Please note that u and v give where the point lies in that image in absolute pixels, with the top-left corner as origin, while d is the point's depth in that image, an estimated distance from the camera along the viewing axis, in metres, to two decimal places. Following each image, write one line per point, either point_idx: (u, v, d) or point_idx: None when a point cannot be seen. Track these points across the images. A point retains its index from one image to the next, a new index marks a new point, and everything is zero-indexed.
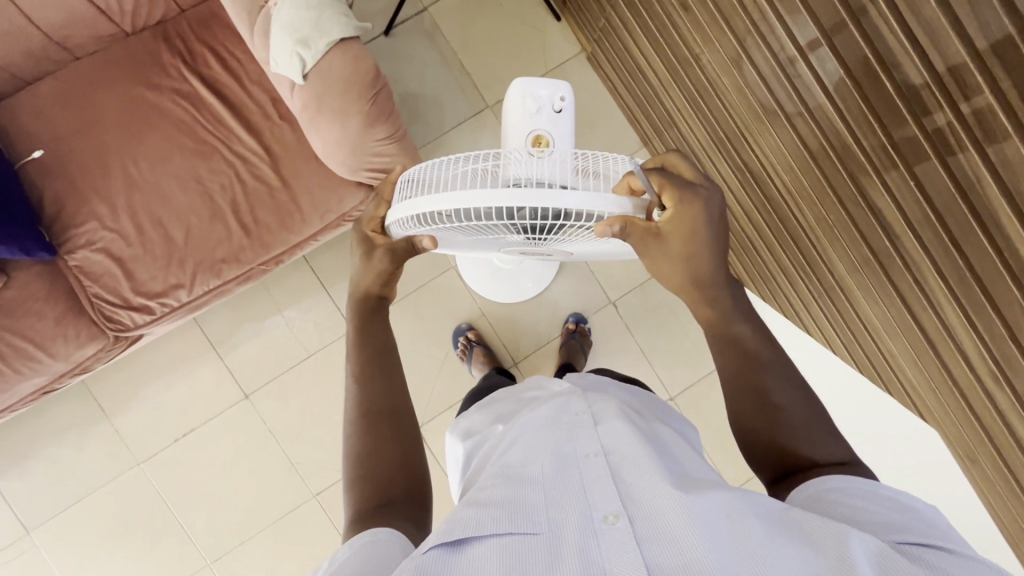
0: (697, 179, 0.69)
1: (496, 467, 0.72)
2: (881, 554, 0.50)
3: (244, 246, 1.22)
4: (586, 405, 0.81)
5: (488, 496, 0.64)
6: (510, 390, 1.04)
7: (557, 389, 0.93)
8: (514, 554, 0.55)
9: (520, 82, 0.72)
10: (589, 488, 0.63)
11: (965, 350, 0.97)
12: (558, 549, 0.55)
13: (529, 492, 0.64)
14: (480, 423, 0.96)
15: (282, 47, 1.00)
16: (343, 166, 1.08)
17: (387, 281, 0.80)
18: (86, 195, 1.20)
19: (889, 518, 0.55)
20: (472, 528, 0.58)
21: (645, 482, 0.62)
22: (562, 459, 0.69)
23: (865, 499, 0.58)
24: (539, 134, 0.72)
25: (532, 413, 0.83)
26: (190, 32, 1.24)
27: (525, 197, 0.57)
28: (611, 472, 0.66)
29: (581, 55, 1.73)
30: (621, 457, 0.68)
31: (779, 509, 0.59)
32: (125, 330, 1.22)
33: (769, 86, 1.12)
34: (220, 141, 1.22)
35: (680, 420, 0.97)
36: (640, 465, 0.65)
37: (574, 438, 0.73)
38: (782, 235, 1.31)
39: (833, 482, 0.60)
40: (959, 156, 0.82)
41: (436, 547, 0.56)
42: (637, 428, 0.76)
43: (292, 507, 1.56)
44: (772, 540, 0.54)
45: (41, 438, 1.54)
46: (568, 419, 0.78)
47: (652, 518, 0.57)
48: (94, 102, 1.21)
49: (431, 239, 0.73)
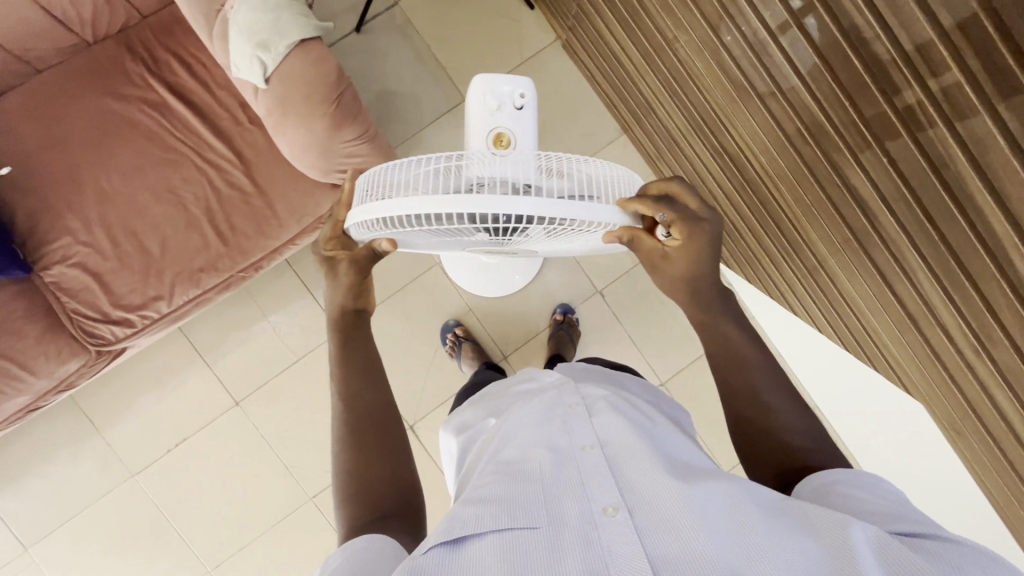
0: (699, 209, 0.72)
1: (490, 461, 0.73)
2: (883, 539, 0.52)
3: (221, 254, 1.21)
4: (580, 396, 0.81)
5: (483, 494, 0.64)
6: (501, 384, 1.03)
7: (548, 378, 0.92)
8: (514, 553, 0.56)
9: (481, 80, 0.70)
10: (589, 482, 0.64)
11: (945, 324, 0.97)
12: (558, 545, 0.56)
13: (525, 487, 0.64)
14: (471, 418, 0.95)
15: (241, 52, 0.99)
16: (314, 169, 1.07)
17: (357, 294, 0.79)
18: (58, 210, 1.19)
19: (891, 511, 0.57)
20: (469, 525, 0.58)
21: (645, 475, 0.64)
22: (558, 454, 0.70)
23: (867, 490, 0.60)
24: (500, 133, 0.70)
25: (527, 404, 0.83)
26: (153, 39, 1.22)
27: (485, 202, 0.57)
28: (609, 465, 0.66)
29: (556, 43, 1.71)
30: (618, 449, 0.69)
31: (780, 501, 0.61)
32: (106, 344, 1.21)
33: (741, 69, 1.10)
34: (191, 149, 1.20)
35: (670, 406, 0.96)
36: (639, 459, 0.66)
37: (568, 430, 0.74)
38: (763, 217, 1.30)
39: (835, 476, 0.63)
40: (930, 132, 0.81)
41: (438, 546, 0.57)
42: (631, 418, 0.77)
43: (290, 511, 1.57)
44: (773, 530, 0.56)
45: (33, 455, 1.54)
46: (561, 411, 0.78)
47: (654, 513, 0.59)
48: (60, 115, 1.19)
49: (391, 242, 0.71)
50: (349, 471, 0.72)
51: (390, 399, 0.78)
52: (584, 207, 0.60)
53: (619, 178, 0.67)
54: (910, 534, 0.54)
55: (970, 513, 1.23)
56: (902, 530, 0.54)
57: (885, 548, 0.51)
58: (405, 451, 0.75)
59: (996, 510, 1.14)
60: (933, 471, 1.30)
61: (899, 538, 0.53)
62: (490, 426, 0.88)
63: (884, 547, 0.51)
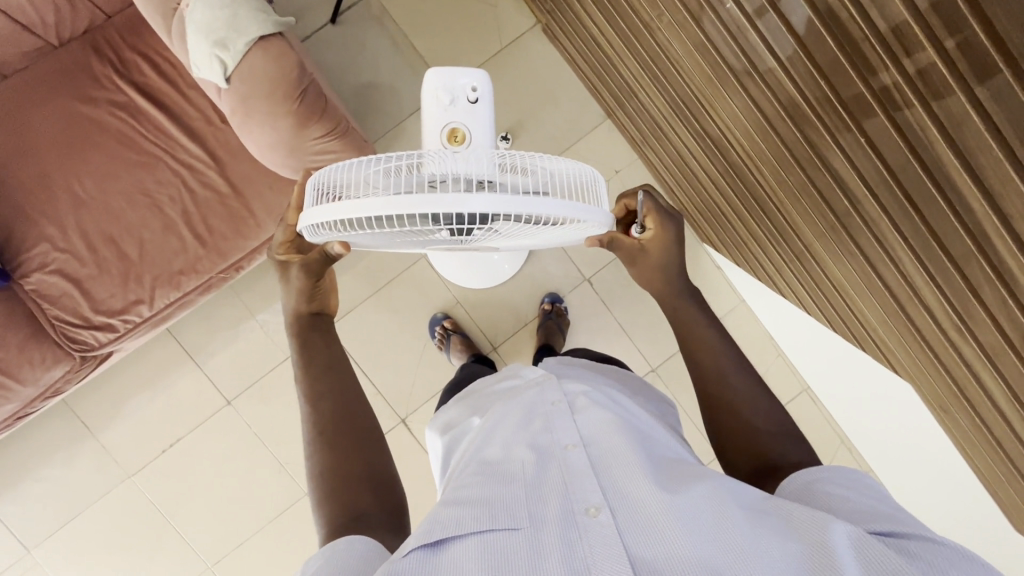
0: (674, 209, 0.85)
1: (473, 460, 0.73)
2: (863, 538, 0.53)
3: (200, 256, 1.20)
4: (563, 392, 0.81)
5: (465, 495, 0.64)
6: (487, 380, 1.02)
7: (532, 375, 0.92)
8: (494, 554, 0.56)
9: (433, 74, 0.69)
10: (571, 481, 0.64)
11: (929, 304, 0.96)
12: (539, 543, 0.56)
13: (506, 487, 0.64)
14: (456, 417, 0.94)
15: (200, 51, 0.97)
16: (286, 167, 1.06)
17: (310, 297, 0.82)
18: (33, 217, 1.18)
19: (870, 509, 0.58)
20: (450, 528, 0.58)
21: (627, 472, 0.64)
22: (541, 453, 0.70)
23: (849, 489, 0.62)
24: (454, 128, 0.68)
25: (510, 401, 0.82)
26: (119, 39, 1.20)
27: (440, 202, 0.55)
28: (592, 464, 0.67)
29: (536, 28, 1.68)
30: (600, 448, 0.69)
31: (762, 499, 0.62)
32: (91, 349, 1.22)
33: (718, 51, 1.07)
34: (164, 150, 1.19)
35: (653, 400, 0.96)
36: (622, 456, 0.67)
37: (550, 428, 0.74)
38: (748, 201, 1.29)
39: (815, 475, 0.65)
40: (907, 113, 0.79)
41: (418, 547, 0.57)
42: (615, 413, 0.77)
43: (286, 506, 1.58)
44: (751, 525, 0.56)
45: (29, 460, 1.56)
46: (545, 408, 0.78)
47: (635, 510, 0.59)
48: (28, 121, 1.18)
49: (341, 244, 0.71)
50: (320, 473, 0.71)
51: (363, 398, 0.78)
52: (544, 203, 0.58)
53: (580, 173, 0.66)
54: (889, 533, 0.54)
55: (959, 490, 1.23)
56: (881, 529, 0.55)
57: (864, 546, 0.52)
58: (378, 450, 0.75)
59: (984, 487, 1.13)
60: (923, 450, 1.30)
61: (879, 537, 0.54)
62: (474, 425, 0.88)
63: (863, 546, 0.52)
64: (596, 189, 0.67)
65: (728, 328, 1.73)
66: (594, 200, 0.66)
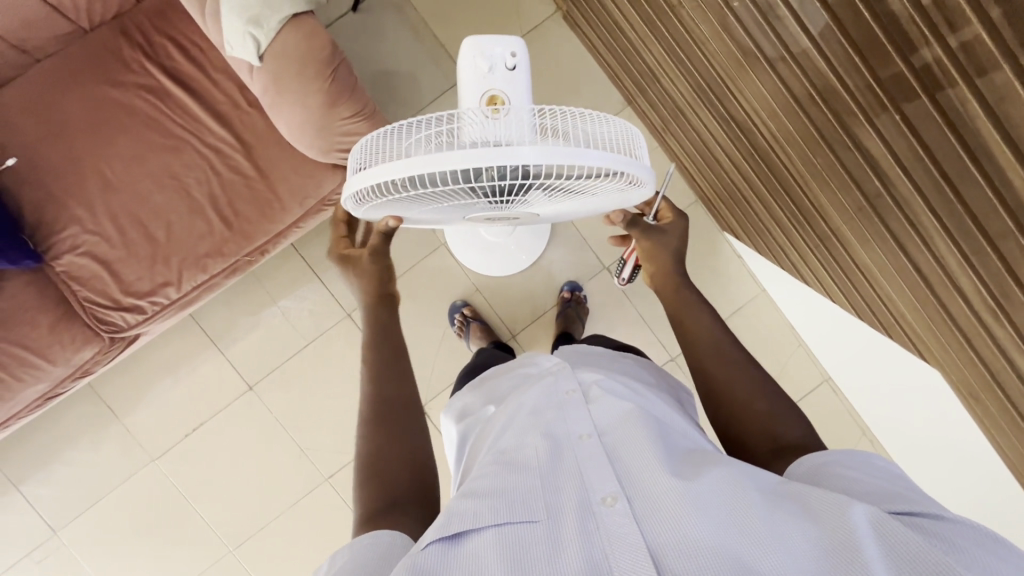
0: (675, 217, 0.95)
1: (489, 450, 0.72)
2: (882, 517, 0.52)
3: (227, 239, 1.22)
4: (578, 381, 0.80)
5: (482, 485, 0.63)
6: (502, 367, 1.01)
7: (546, 364, 0.90)
8: (512, 547, 0.56)
9: (471, 41, 0.69)
10: (587, 471, 0.64)
11: (964, 289, 0.95)
12: (558, 535, 0.57)
13: (523, 477, 0.64)
14: (472, 403, 0.93)
15: (233, 29, 0.98)
16: (314, 149, 1.07)
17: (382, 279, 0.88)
18: (63, 200, 1.20)
19: (886, 492, 0.58)
20: (469, 520, 0.58)
21: (643, 460, 0.63)
22: (556, 443, 0.69)
23: (860, 471, 0.61)
24: (493, 94, 0.69)
25: (524, 391, 0.82)
26: (148, 23, 1.21)
27: (484, 155, 0.56)
28: (608, 455, 0.66)
29: (556, 15, 1.67)
30: (614, 439, 0.68)
31: (779, 484, 0.61)
32: (119, 331, 1.24)
33: (748, 32, 1.05)
34: (191, 134, 1.20)
35: (669, 386, 0.96)
36: (637, 447, 0.65)
37: (564, 418, 0.73)
38: (773, 186, 1.28)
39: (828, 459, 0.64)
40: (949, 91, 0.77)
41: (437, 541, 0.57)
42: (632, 401, 0.76)
43: (307, 492, 1.60)
44: (770, 515, 0.55)
45: (55, 444, 1.58)
46: (557, 399, 0.77)
47: (652, 498, 0.58)
48: (58, 105, 1.19)
49: (395, 219, 0.80)
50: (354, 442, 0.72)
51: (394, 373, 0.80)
52: (587, 155, 0.58)
53: (622, 131, 0.65)
54: (908, 513, 0.54)
55: (988, 478, 1.22)
56: (899, 508, 0.54)
57: (886, 525, 0.51)
58: (410, 423, 0.75)
59: (1014, 475, 1.12)
60: (949, 438, 1.28)
61: (897, 516, 0.53)
62: (488, 413, 0.87)
63: (883, 526, 0.51)
64: (636, 146, 0.66)
65: (747, 317, 1.72)
66: (635, 156, 0.65)
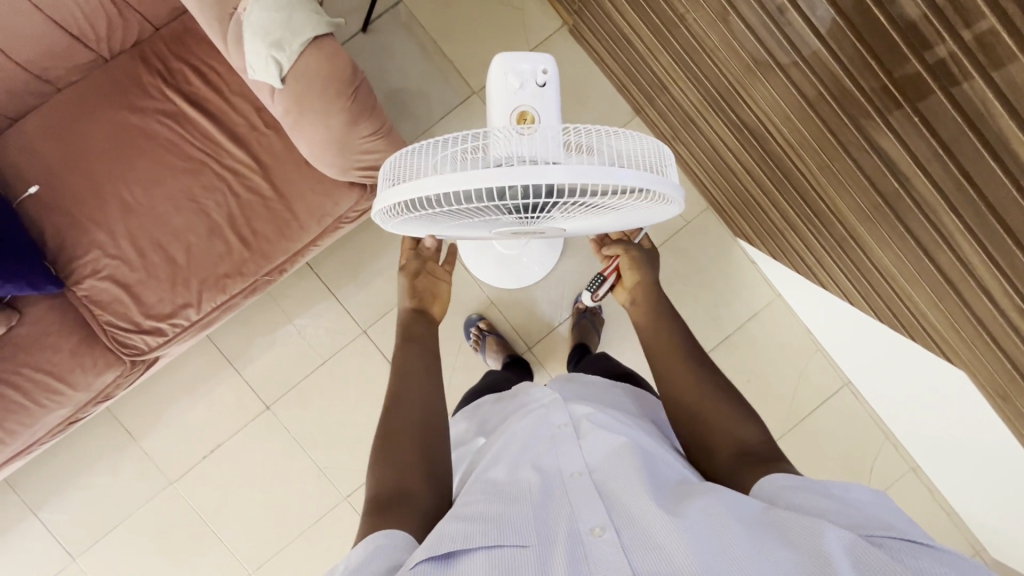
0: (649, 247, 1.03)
1: (479, 481, 0.72)
2: (856, 543, 0.51)
3: (245, 259, 1.22)
4: (569, 415, 0.80)
5: (475, 510, 0.62)
6: (498, 396, 1.02)
7: (538, 394, 0.91)
8: (503, 569, 0.54)
9: (502, 59, 0.71)
10: (577, 503, 0.63)
11: (988, 287, 0.94)
12: (547, 560, 0.55)
13: (516, 505, 0.63)
14: (465, 432, 0.96)
15: (256, 53, 1.01)
16: (333, 167, 1.09)
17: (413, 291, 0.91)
18: (84, 224, 1.22)
19: (852, 512, 0.57)
20: (459, 540, 0.57)
21: (630, 491, 0.62)
22: (548, 477, 0.69)
23: (825, 494, 0.60)
24: (523, 111, 0.71)
25: (518, 424, 0.82)
26: (166, 49, 1.24)
27: (517, 172, 0.55)
28: (598, 491, 0.65)
29: (563, 29, 1.69)
30: (605, 471, 0.68)
31: (757, 509, 0.59)
32: (140, 354, 1.24)
33: (758, 37, 1.06)
34: (209, 156, 1.22)
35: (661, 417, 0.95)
36: (625, 477, 0.65)
37: (556, 451, 0.73)
38: (788, 190, 1.28)
39: (791, 481, 0.63)
40: (963, 85, 0.77)
41: (426, 560, 0.56)
42: (625, 433, 0.75)
43: (326, 511, 1.58)
44: (753, 543, 0.53)
45: (73, 467, 1.58)
46: (549, 432, 0.77)
47: (641, 530, 0.57)
48: (79, 132, 1.22)
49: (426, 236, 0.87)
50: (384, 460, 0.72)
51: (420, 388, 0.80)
52: (618, 174, 0.58)
53: (651, 148, 0.65)
54: (878, 534, 0.53)
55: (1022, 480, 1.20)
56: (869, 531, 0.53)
57: (854, 549, 0.50)
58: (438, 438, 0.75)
59: None
60: (977, 440, 1.26)
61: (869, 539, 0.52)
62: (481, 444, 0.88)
63: (857, 551, 0.50)
64: (664, 163, 0.66)
65: (763, 323, 1.71)
66: (664, 173, 0.65)
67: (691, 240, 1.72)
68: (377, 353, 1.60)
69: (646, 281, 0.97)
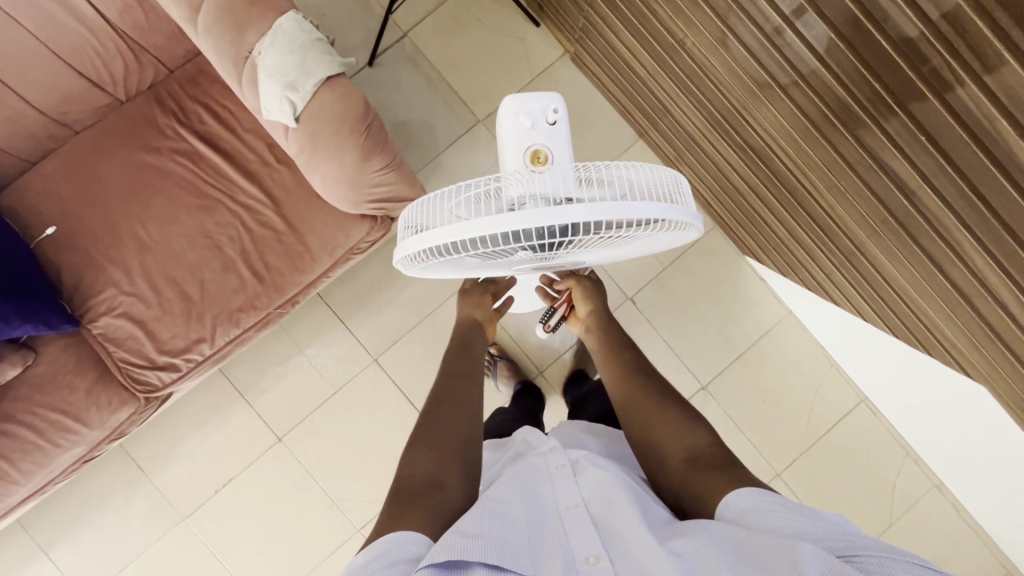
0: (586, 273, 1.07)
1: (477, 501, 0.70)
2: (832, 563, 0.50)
3: (258, 293, 1.24)
4: (566, 456, 0.77)
5: (474, 521, 0.61)
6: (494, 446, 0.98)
7: (533, 438, 0.88)
8: None
9: (512, 100, 0.74)
10: (573, 537, 0.62)
11: (1003, 300, 0.93)
12: None
13: (513, 528, 0.62)
14: None
15: (271, 95, 1.04)
16: (347, 201, 1.12)
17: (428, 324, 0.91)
18: (100, 263, 1.23)
19: (824, 531, 0.56)
20: (461, 551, 0.56)
21: (625, 524, 0.61)
22: (542, 511, 0.67)
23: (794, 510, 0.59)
24: (537, 149, 0.74)
25: (513, 466, 0.79)
26: (180, 90, 1.27)
27: (532, 216, 0.56)
28: (594, 523, 0.63)
29: (564, 57, 1.73)
30: (600, 508, 0.66)
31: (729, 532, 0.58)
32: (153, 390, 1.24)
33: (758, 60, 1.07)
34: (222, 192, 1.24)
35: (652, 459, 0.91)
36: (623, 513, 0.63)
37: (552, 489, 0.71)
38: (793, 207, 1.28)
39: (760, 499, 0.61)
40: (965, 100, 0.78)
41: (429, 566, 0.55)
42: (619, 472, 0.73)
43: (339, 544, 1.55)
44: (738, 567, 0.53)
45: (85, 505, 1.56)
46: (545, 474, 0.74)
47: (635, 561, 0.56)
48: (95, 173, 1.25)
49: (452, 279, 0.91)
50: None
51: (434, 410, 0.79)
52: (635, 208, 0.58)
53: (665, 178, 0.66)
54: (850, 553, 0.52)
55: None
56: (843, 551, 0.52)
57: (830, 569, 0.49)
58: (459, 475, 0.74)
59: None
60: (1001, 455, 1.24)
61: (843, 559, 0.51)
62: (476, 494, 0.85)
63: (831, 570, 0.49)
64: (681, 190, 0.66)
65: (774, 340, 1.70)
66: (680, 201, 0.66)
67: (700, 260, 1.72)
68: (389, 382, 1.59)
69: (601, 311, 1.02)
